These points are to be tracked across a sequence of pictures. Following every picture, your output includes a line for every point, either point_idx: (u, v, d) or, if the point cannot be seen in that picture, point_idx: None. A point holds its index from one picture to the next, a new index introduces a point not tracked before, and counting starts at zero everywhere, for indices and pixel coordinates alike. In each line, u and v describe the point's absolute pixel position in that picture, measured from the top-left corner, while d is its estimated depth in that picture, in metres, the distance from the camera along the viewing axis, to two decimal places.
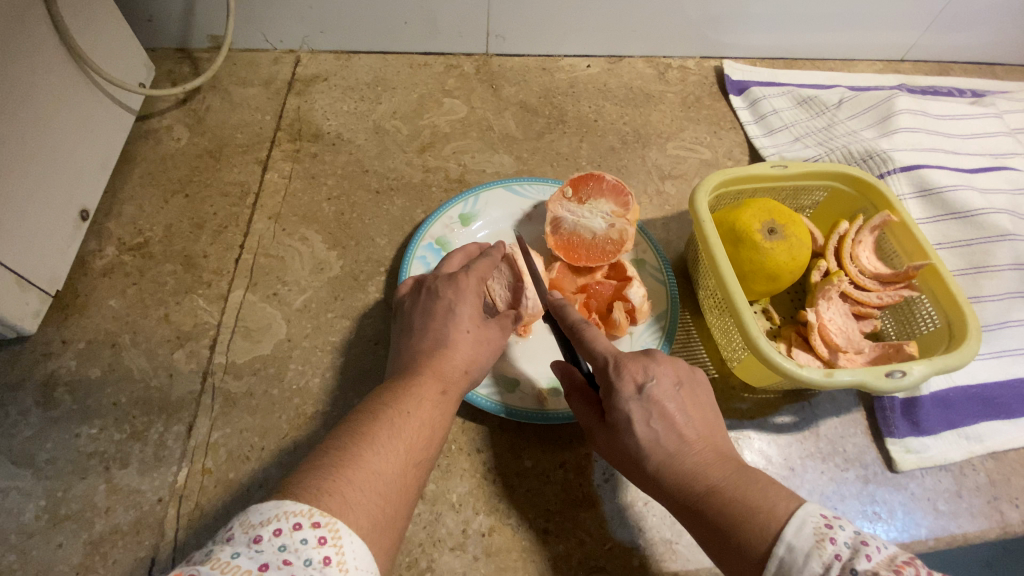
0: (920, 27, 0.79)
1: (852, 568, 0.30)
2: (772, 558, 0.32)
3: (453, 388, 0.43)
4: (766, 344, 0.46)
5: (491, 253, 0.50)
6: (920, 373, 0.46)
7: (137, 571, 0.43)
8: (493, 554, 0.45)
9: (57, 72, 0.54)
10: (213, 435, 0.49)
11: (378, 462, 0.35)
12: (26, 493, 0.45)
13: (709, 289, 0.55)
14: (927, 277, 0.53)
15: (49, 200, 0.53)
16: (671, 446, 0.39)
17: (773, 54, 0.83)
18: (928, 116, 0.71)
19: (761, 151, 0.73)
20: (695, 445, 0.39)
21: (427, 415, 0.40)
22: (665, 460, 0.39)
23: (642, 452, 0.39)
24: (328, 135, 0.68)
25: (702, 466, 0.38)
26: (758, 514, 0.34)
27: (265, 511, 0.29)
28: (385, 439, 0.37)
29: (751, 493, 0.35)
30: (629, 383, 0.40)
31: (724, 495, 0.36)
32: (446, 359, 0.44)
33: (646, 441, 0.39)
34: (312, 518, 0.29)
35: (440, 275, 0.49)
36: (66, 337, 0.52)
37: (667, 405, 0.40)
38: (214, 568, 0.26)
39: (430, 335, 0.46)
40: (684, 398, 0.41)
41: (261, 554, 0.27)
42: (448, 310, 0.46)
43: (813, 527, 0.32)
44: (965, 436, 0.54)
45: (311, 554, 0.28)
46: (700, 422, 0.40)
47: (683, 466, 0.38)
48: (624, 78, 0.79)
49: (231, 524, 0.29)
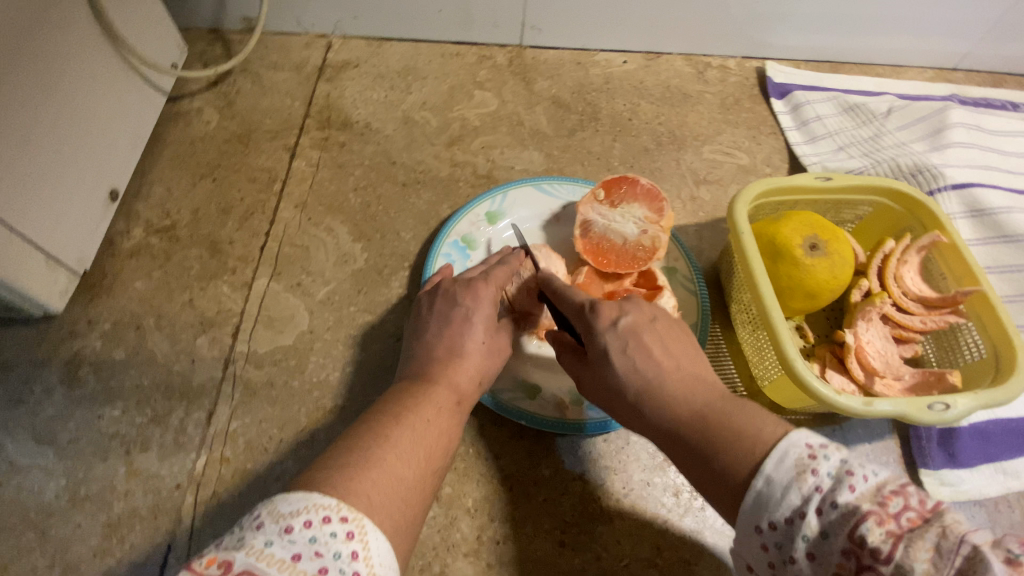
0: (979, 34, 0.75)
1: (832, 500, 0.28)
2: (750, 492, 0.31)
3: (467, 400, 0.43)
4: (802, 367, 0.44)
5: (509, 260, 0.50)
6: (964, 407, 0.44)
7: (153, 556, 0.43)
8: (507, 562, 0.44)
9: (93, 51, 0.53)
10: (233, 425, 0.49)
11: (401, 467, 0.34)
12: (47, 472, 0.46)
13: (743, 303, 0.53)
14: (976, 305, 0.50)
15: (80, 179, 0.53)
16: (651, 372, 0.37)
17: (819, 56, 0.79)
18: (982, 132, 0.68)
19: (802, 159, 0.70)
20: (676, 374, 0.37)
21: (444, 424, 0.39)
22: (645, 390, 0.37)
23: (621, 384, 0.38)
24: (357, 124, 0.67)
25: (684, 391, 0.36)
26: (744, 439, 0.33)
27: (294, 503, 0.29)
28: (407, 445, 0.36)
29: (738, 420, 0.34)
30: (603, 318, 0.39)
31: (708, 422, 0.35)
32: (459, 370, 0.43)
33: (623, 369, 0.38)
34: (340, 513, 0.29)
35: (459, 278, 0.48)
36: (92, 317, 0.53)
37: (646, 337, 0.38)
38: (250, 556, 0.26)
39: (445, 340, 0.44)
40: (663, 331, 0.39)
41: (294, 544, 0.27)
42: (465, 319, 0.45)
43: (795, 459, 0.30)
44: (1003, 471, 0.52)
45: (339, 548, 0.28)
46: (683, 352, 0.38)
47: (662, 390, 0.37)
48: (661, 76, 0.76)
49: (258, 512, 0.29)
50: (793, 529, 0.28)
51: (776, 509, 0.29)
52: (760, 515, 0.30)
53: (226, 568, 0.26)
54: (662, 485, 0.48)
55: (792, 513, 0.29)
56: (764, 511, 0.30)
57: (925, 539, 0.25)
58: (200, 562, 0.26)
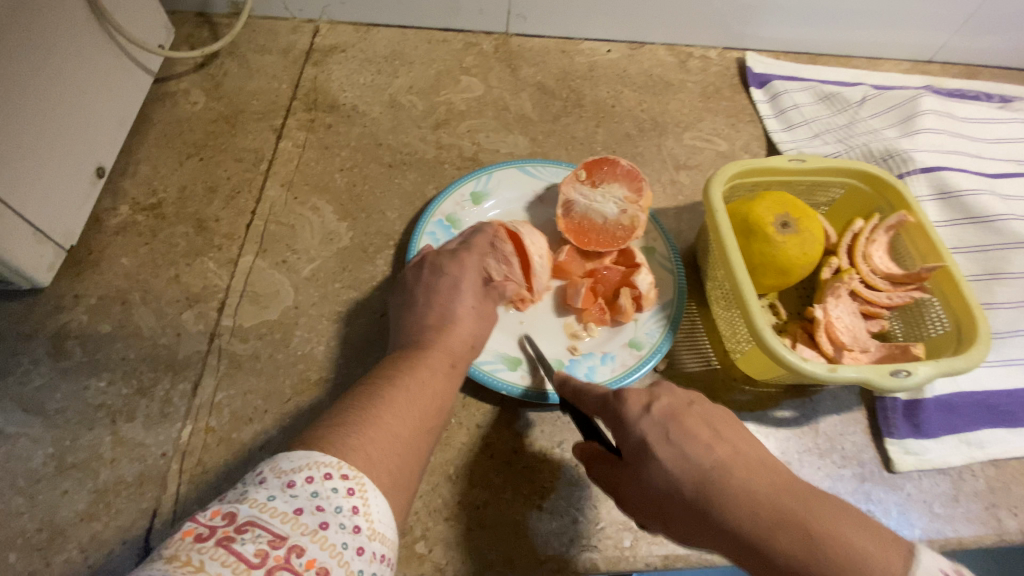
0: (950, 27, 0.77)
1: None
2: None
3: (461, 362, 0.44)
4: (771, 336, 0.46)
5: (485, 229, 0.53)
6: (926, 374, 0.46)
7: (139, 522, 0.44)
8: (487, 527, 0.45)
9: (80, 27, 0.54)
10: (218, 395, 0.49)
11: (398, 425, 0.36)
12: (34, 440, 0.47)
13: (718, 280, 0.54)
14: (940, 280, 0.53)
15: (68, 155, 0.53)
16: (708, 462, 0.37)
17: (797, 48, 0.81)
18: (953, 119, 0.70)
19: (779, 146, 0.72)
20: (737, 465, 0.37)
21: (438, 385, 0.41)
22: (705, 484, 0.36)
23: (673, 477, 0.37)
24: (344, 106, 0.68)
25: (759, 488, 0.35)
26: (861, 560, 0.31)
27: (296, 460, 0.30)
28: (402, 404, 0.37)
29: (839, 528, 0.33)
30: (633, 405, 0.40)
31: (806, 535, 0.33)
32: (452, 335, 0.45)
33: (672, 461, 0.37)
34: (341, 471, 0.30)
35: (442, 250, 0.51)
36: (78, 292, 0.53)
37: (687, 421, 0.39)
38: (253, 507, 0.27)
39: (435, 309, 0.47)
40: (704, 416, 0.40)
41: (296, 499, 0.28)
42: (453, 287, 0.48)
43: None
44: (967, 442, 0.54)
45: (340, 503, 0.29)
46: (731, 437, 0.39)
47: (730, 488, 0.35)
48: (644, 65, 0.78)
49: (261, 469, 0.30)
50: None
51: None
52: None
53: (230, 519, 0.27)
54: None
55: None
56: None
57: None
58: (204, 514, 0.27)
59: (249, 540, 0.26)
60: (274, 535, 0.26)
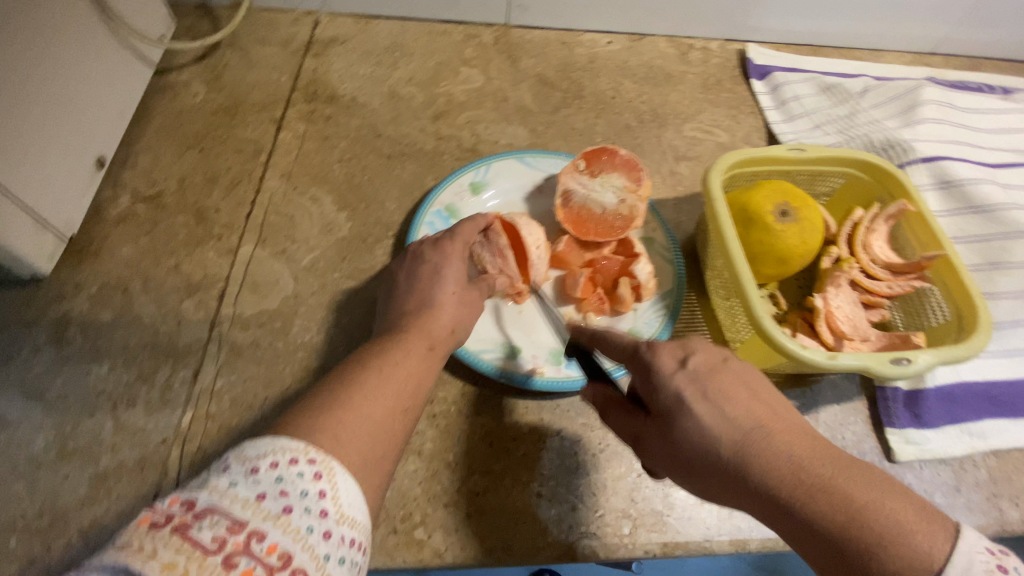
0: (951, 19, 0.77)
1: None
2: None
3: (440, 346, 0.43)
4: (771, 324, 0.45)
5: (475, 217, 0.51)
6: (926, 361, 0.45)
7: (139, 506, 0.44)
8: (486, 513, 0.45)
9: (81, 16, 0.54)
10: (218, 382, 0.50)
11: (369, 407, 0.35)
12: (35, 426, 0.47)
13: (717, 269, 0.54)
14: (940, 269, 0.52)
15: (67, 144, 0.53)
16: (744, 423, 0.35)
17: (798, 40, 0.81)
18: (954, 109, 0.70)
19: (779, 137, 0.71)
20: (774, 427, 0.35)
21: (414, 366, 0.40)
22: (741, 444, 0.35)
23: (708, 437, 0.35)
24: (344, 98, 0.68)
25: (796, 452, 0.34)
26: (897, 530, 0.30)
27: (260, 446, 0.29)
28: (374, 385, 0.37)
29: (881, 499, 0.32)
30: (667, 360, 0.38)
31: (844, 501, 0.31)
32: (432, 319, 0.44)
33: (709, 419, 0.35)
34: (308, 455, 0.30)
35: (427, 239, 0.50)
36: (80, 281, 0.54)
37: (723, 381, 0.37)
38: (213, 495, 0.27)
39: (416, 295, 0.46)
40: (740, 375, 0.38)
41: (259, 484, 0.28)
42: (434, 272, 0.47)
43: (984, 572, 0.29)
44: (968, 432, 0.54)
45: (306, 487, 0.28)
46: (768, 398, 0.37)
47: (767, 450, 0.34)
48: (645, 57, 0.78)
49: (225, 458, 0.29)
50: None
51: None
52: None
53: (189, 507, 0.26)
54: None
55: None
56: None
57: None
58: (164, 502, 0.27)
59: (206, 527, 0.25)
60: (234, 521, 0.26)
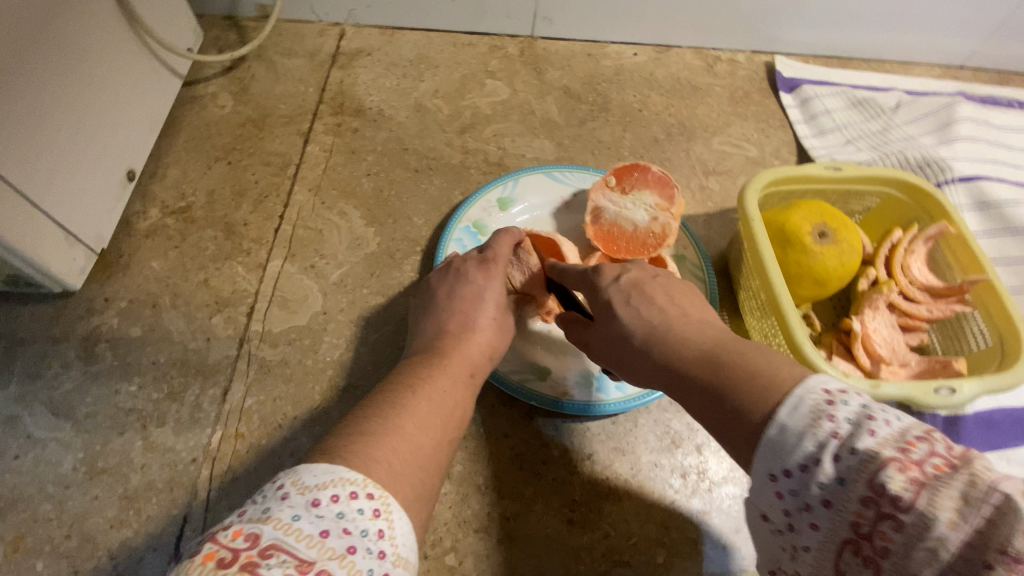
0: (984, 33, 0.75)
1: (851, 446, 0.26)
2: (763, 437, 0.28)
3: (479, 372, 0.43)
4: (811, 350, 0.44)
5: (507, 232, 0.50)
6: (970, 392, 0.44)
7: (169, 528, 0.44)
8: (517, 539, 0.45)
9: (113, 31, 0.54)
10: (248, 401, 0.49)
11: (419, 436, 0.34)
12: (65, 444, 0.47)
13: (752, 290, 0.53)
14: (982, 294, 0.51)
15: (99, 159, 0.53)
16: (656, 320, 0.38)
17: (828, 52, 0.79)
18: (990, 127, 0.69)
19: (810, 152, 0.70)
20: (683, 321, 0.37)
21: (459, 395, 0.40)
22: (651, 334, 0.37)
23: (627, 331, 0.38)
24: (370, 110, 0.68)
25: (692, 335, 0.36)
26: (758, 378, 0.30)
27: (320, 475, 0.28)
28: (424, 413, 0.36)
29: (753, 361, 0.32)
30: (606, 276, 0.42)
31: (718, 363, 0.33)
32: (470, 343, 0.44)
33: (629, 318, 0.39)
34: (367, 489, 0.29)
35: (469, 256, 0.49)
36: (109, 295, 0.54)
37: (648, 289, 0.40)
38: (277, 530, 0.26)
39: (456, 316, 0.45)
40: (667, 285, 0.40)
41: (322, 520, 0.26)
42: (476, 296, 0.46)
43: (811, 405, 0.28)
44: (1008, 459, 0.52)
45: (366, 526, 0.28)
46: (687, 302, 0.39)
47: (670, 337, 0.36)
48: (671, 69, 0.77)
49: (281, 483, 0.28)
50: (808, 476, 0.26)
51: (790, 456, 0.27)
52: (773, 464, 0.28)
53: (254, 542, 0.25)
54: (669, 467, 0.49)
55: (807, 460, 0.27)
56: (778, 459, 0.28)
57: (952, 487, 0.23)
58: (225, 534, 0.26)
59: (275, 565, 0.25)
60: (301, 560, 0.25)
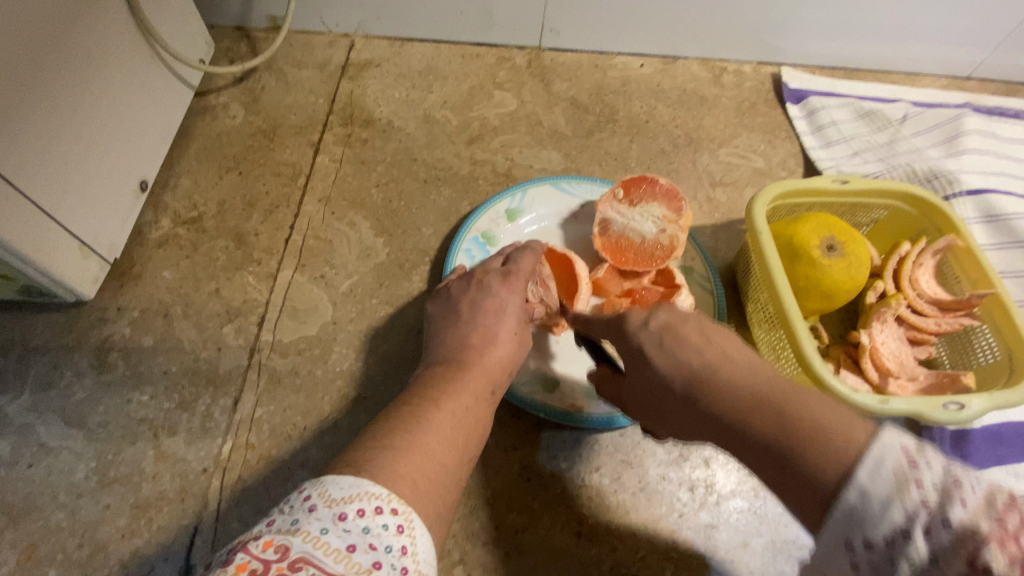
0: (991, 44, 0.76)
1: (943, 518, 0.22)
2: (840, 504, 0.25)
3: (498, 388, 0.43)
4: (820, 365, 0.44)
5: (535, 247, 0.51)
6: (979, 406, 0.44)
7: (180, 538, 0.44)
8: (525, 552, 0.45)
9: (128, 44, 0.55)
10: (258, 411, 0.50)
11: (440, 453, 0.35)
12: (77, 454, 0.47)
13: (760, 303, 0.53)
14: (991, 308, 0.51)
15: (113, 170, 0.54)
16: (697, 363, 0.34)
17: (833, 64, 0.80)
18: (998, 139, 0.69)
19: (817, 164, 0.70)
20: (727, 363, 0.34)
21: (479, 412, 0.40)
22: (693, 380, 0.34)
23: (664, 376, 0.36)
24: (380, 121, 0.69)
25: (742, 381, 0.32)
26: (833, 438, 0.27)
27: (346, 488, 0.29)
28: (446, 429, 0.36)
29: (819, 414, 0.28)
30: (634, 318, 0.39)
31: (777, 416, 0.29)
32: (488, 357, 0.44)
33: (664, 362, 0.36)
34: (391, 505, 0.29)
35: (492, 269, 0.49)
36: (121, 305, 0.54)
37: (683, 328, 0.37)
38: (306, 542, 0.26)
39: (478, 328, 0.45)
40: (704, 323, 0.37)
41: (349, 534, 0.27)
42: (499, 310, 0.47)
43: (893, 467, 0.24)
44: (1013, 474, 0.52)
45: (390, 542, 0.28)
46: (728, 339, 0.36)
47: (716, 384, 0.33)
48: (678, 80, 0.77)
49: (307, 494, 0.28)
50: (894, 551, 0.23)
51: (873, 528, 0.24)
52: (851, 534, 0.24)
53: (283, 553, 0.25)
54: (677, 480, 0.49)
55: (893, 532, 0.23)
56: (855, 527, 0.24)
57: None
58: (255, 544, 0.26)
59: None
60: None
